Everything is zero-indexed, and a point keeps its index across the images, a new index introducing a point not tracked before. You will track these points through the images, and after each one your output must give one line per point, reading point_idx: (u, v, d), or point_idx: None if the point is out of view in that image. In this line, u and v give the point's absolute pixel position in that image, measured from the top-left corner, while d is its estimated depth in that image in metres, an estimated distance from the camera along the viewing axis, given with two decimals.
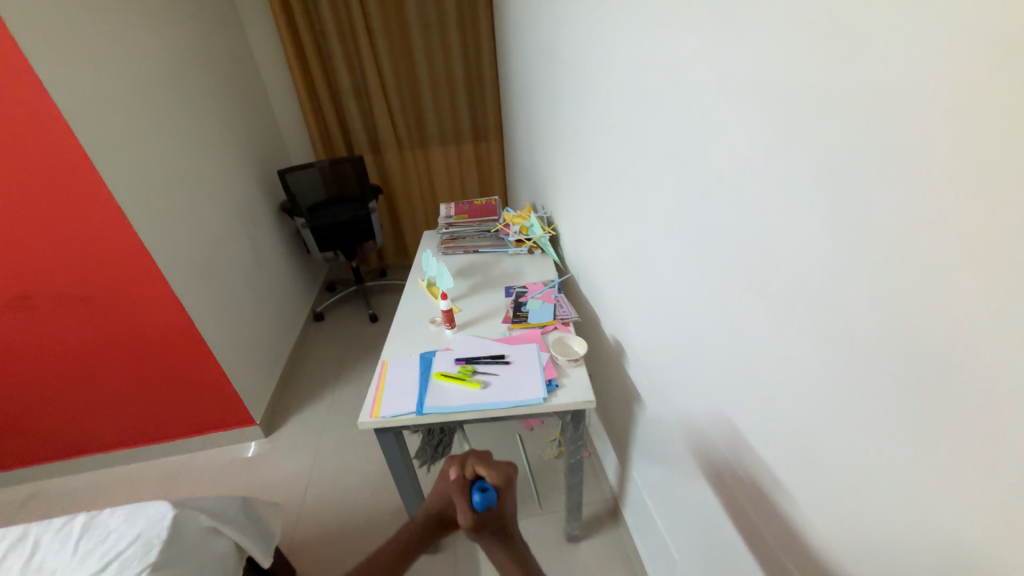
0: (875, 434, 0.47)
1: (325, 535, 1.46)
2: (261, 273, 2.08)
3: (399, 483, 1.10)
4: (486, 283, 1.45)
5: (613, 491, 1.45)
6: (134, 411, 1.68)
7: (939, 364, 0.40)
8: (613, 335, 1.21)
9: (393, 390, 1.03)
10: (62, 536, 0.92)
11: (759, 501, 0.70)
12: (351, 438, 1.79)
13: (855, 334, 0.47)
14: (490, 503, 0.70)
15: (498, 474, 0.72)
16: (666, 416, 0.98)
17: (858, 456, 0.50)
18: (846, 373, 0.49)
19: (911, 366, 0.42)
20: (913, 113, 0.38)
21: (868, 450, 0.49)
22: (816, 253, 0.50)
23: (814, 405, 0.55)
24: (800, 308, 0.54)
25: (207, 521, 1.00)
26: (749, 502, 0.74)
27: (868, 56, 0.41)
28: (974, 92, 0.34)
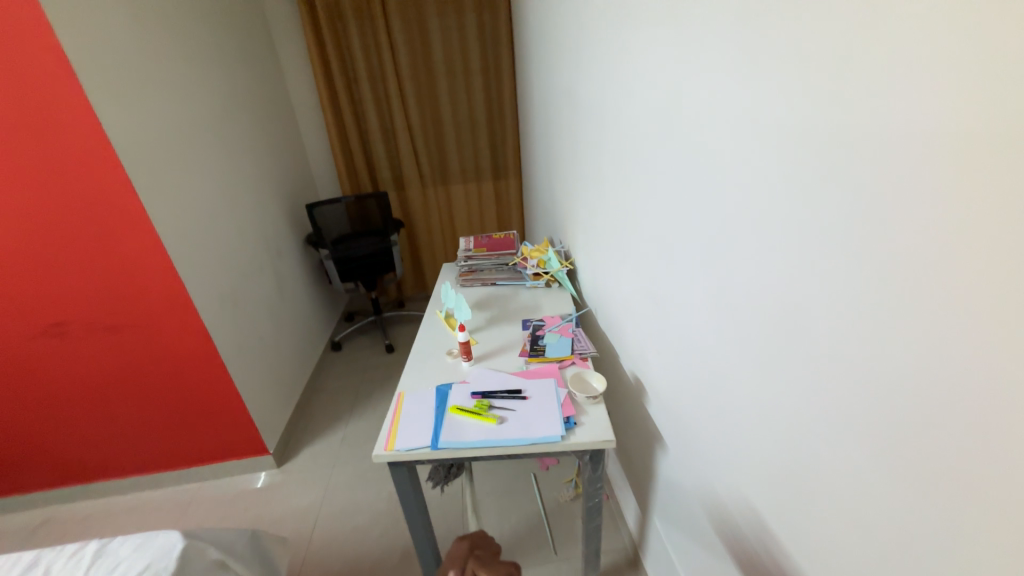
0: (921, 488, 0.44)
1: (332, 575, 1.40)
2: (284, 303, 2.14)
3: (411, 521, 1.07)
4: (503, 316, 1.45)
5: (633, 539, 1.38)
6: (152, 438, 1.69)
7: (986, 416, 0.38)
8: (633, 372, 1.18)
9: (408, 424, 1.01)
10: (73, 563, 0.91)
11: (794, 557, 0.66)
12: (363, 472, 1.76)
13: (891, 380, 0.46)
14: None
15: None
16: (690, 459, 0.94)
17: (904, 511, 0.47)
18: (883, 421, 0.47)
19: (954, 416, 0.40)
20: (937, 160, 0.38)
21: (914, 506, 0.45)
22: (844, 293, 0.50)
23: (849, 454, 0.52)
24: (830, 351, 0.53)
25: (215, 555, 0.97)
26: (782, 557, 0.69)
27: (885, 106, 0.42)
28: (999, 141, 0.34)
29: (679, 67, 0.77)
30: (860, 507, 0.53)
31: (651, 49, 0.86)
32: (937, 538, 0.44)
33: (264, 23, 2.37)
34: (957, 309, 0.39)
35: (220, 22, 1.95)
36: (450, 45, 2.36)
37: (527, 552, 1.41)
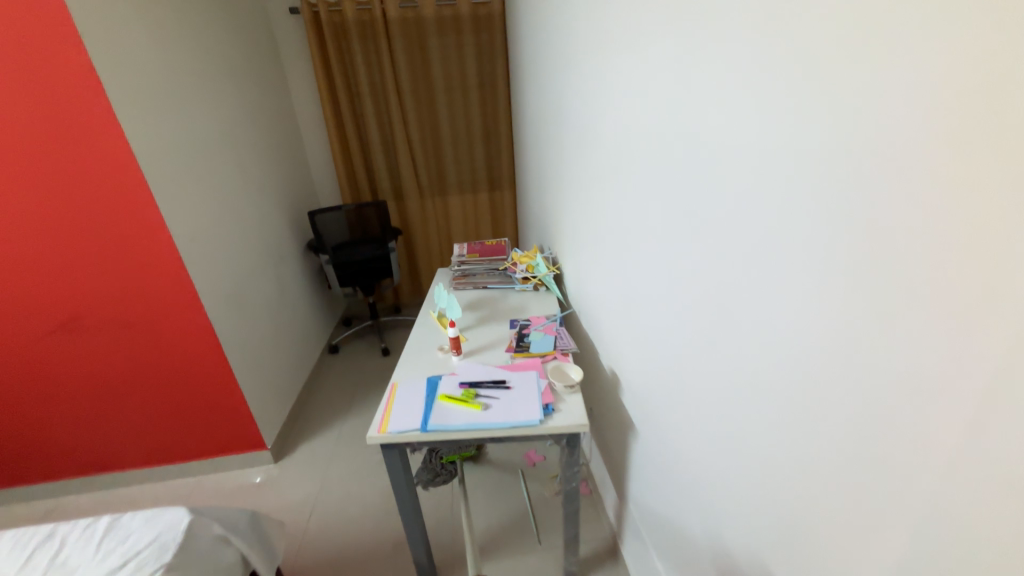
0: (820, 437, 0.53)
1: (325, 562, 1.46)
2: (285, 305, 2.23)
3: (402, 503, 1.14)
4: (492, 316, 1.55)
5: (613, 528, 1.45)
6: (155, 431, 1.76)
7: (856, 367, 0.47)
8: (610, 367, 1.28)
9: (401, 410, 1.10)
10: (87, 534, 0.98)
11: (740, 520, 0.74)
12: (357, 467, 1.83)
13: (795, 348, 0.55)
14: None
15: None
16: (658, 442, 1.02)
17: (813, 461, 0.55)
18: (793, 384, 0.56)
19: (838, 370, 0.49)
20: (812, 165, 0.48)
21: (818, 453, 0.54)
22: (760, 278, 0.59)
23: (769, 417, 0.62)
24: (754, 330, 0.62)
25: (219, 531, 1.05)
26: (729, 523, 0.77)
27: (777, 124, 0.52)
28: (843, 153, 0.44)
29: (640, 90, 0.88)
30: (779, 464, 0.62)
31: (619, 73, 0.98)
32: (836, 477, 0.52)
33: (273, 42, 2.51)
34: (839, 283, 0.47)
35: (233, 41, 2.08)
36: (448, 64, 2.50)
37: (513, 541, 1.48)
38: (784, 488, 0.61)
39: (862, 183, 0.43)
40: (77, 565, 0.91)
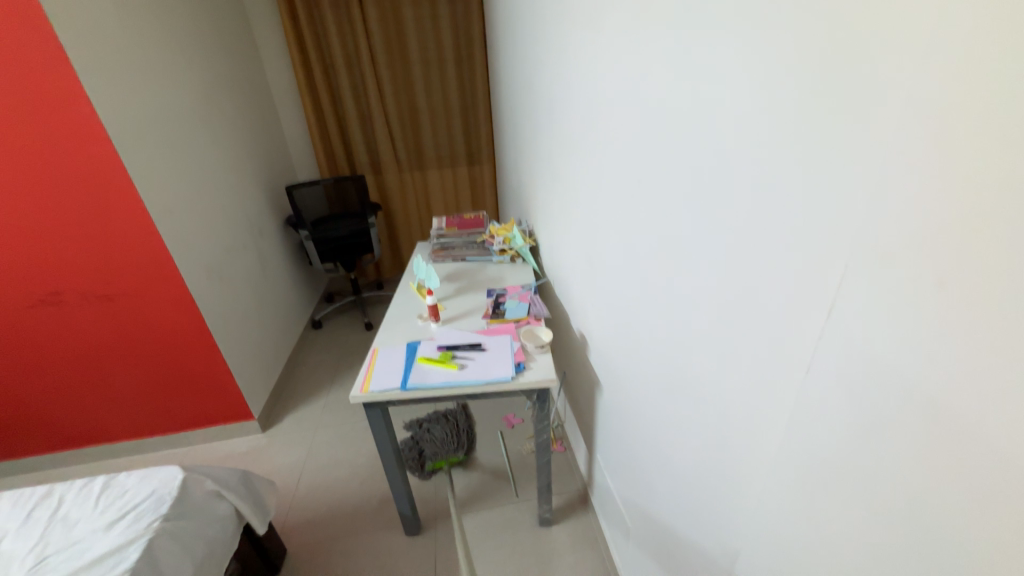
0: (731, 373, 0.62)
1: (315, 518, 1.55)
2: (266, 280, 2.24)
3: (385, 458, 1.22)
4: (470, 286, 1.61)
5: (584, 480, 1.57)
6: (141, 404, 1.80)
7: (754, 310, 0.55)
8: (580, 331, 1.36)
9: (382, 371, 1.17)
10: (85, 492, 1.04)
11: (677, 456, 0.83)
12: (343, 434, 1.91)
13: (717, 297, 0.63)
14: None
15: None
16: (619, 395, 1.12)
17: (729, 396, 0.63)
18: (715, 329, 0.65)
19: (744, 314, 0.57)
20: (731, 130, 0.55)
21: (732, 388, 0.62)
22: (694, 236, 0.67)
23: (700, 360, 0.70)
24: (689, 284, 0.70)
25: (212, 486, 1.12)
26: (670, 459, 0.87)
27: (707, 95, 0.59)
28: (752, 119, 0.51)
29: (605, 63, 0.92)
30: (705, 402, 0.71)
31: (587, 47, 1.02)
32: (741, 408, 0.61)
33: (242, 8, 2.42)
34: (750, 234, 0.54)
35: (200, 7, 2.01)
36: (425, 35, 2.46)
37: (492, 494, 1.59)
38: (707, 421, 0.70)
39: (763, 147, 0.50)
40: (78, 519, 0.97)
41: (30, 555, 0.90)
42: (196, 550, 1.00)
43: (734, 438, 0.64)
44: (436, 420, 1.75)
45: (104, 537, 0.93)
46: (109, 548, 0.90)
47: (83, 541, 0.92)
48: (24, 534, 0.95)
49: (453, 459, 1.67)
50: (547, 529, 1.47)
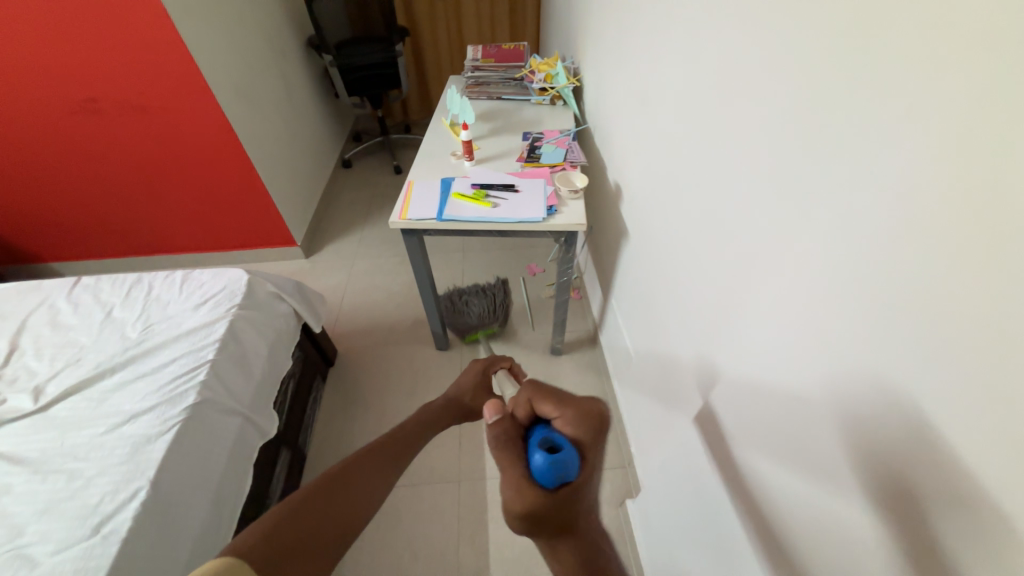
0: (760, 217, 0.64)
1: (359, 330, 1.81)
2: (294, 109, 2.16)
3: (420, 282, 1.35)
4: (505, 127, 1.54)
5: (595, 323, 1.73)
6: (194, 221, 1.95)
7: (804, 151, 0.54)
8: (615, 180, 1.33)
9: (418, 202, 1.21)
10: (169, 281, 1.21)
11: (689, 301, 0.90)
12: (379, 266, 2.08)
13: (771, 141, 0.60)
14: (559, 462, 0.50)
15: (571, 427, 0.56)
16: (645, 244, 1.14)
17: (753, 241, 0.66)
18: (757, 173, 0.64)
19: (795, 157, 0.56)
20: None
21: (759, 232, 0.64)
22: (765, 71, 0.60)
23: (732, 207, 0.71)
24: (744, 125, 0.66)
25: (272, 289, 1.28)
26: (681, 304, 0.95)
27: None
28: None
29: None
30: (727, 247, 0.74)
31: None
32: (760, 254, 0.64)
33: None
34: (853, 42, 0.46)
35: None
36: None
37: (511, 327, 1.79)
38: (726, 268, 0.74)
39: None
40: (168, 301, 1.16)
41: (138, 323, 1.10)
42: (267, 335, 1.20)
43: (746, 286, 0.69)
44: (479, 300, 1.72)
45: (194, 316, 1.11)
46: (200, 323, 1.09)
47: (178, 316, 1.11)
48: (129, 307, 1.14)
49: (475, 337, 1.70)
50: (557, 358, 1.69)
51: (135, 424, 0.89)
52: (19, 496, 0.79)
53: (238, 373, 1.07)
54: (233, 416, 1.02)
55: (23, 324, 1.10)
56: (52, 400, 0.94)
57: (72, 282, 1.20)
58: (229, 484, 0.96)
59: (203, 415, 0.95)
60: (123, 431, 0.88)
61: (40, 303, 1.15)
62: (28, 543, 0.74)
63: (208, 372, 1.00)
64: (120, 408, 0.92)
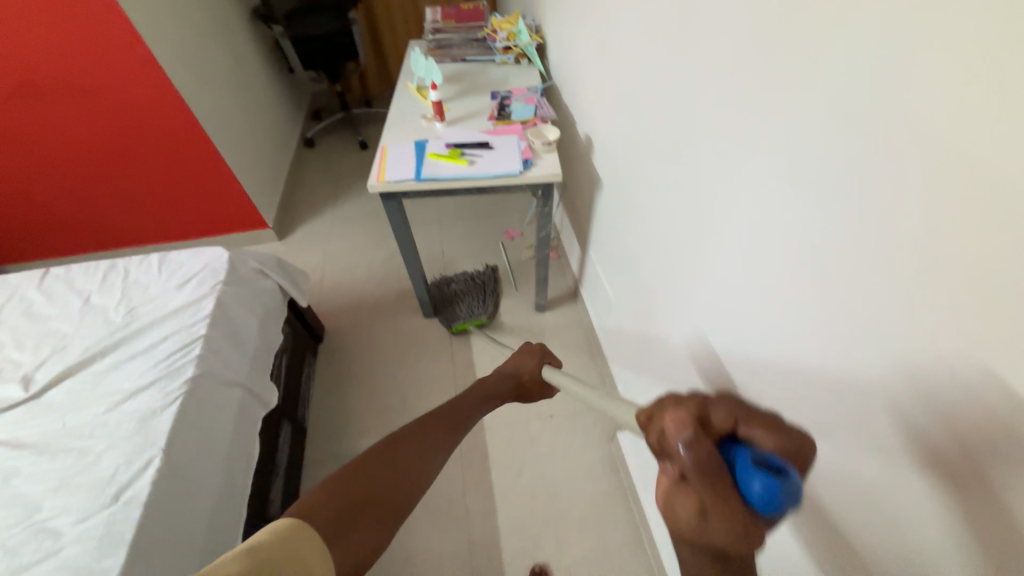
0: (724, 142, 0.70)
1: (344, 305, 1.81)
2: (249, 86, 2.07)
3: (403, 246, 1.37)
4: (473, 89, 1.54)
5: (575, 278, 1.80)
6: (156, 210, 1.87)
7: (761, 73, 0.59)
8: (586, 133, 1.36)
9: (395, 165, 1.22)
10: (145, 264, 1.18)
11: (663, 236, 0.97)
12: (356, 243, 2.06)
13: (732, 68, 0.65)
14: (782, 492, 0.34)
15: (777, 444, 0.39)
16: (619, 190, 1.20)
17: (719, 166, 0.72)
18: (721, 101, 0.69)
19: (754, 80, 0.61)
20: None
21: (724, 157, 0.70)
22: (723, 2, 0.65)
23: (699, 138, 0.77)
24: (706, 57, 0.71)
25: (254, 265, 1.28)
26: (655, 240, 1.01)
27: None
28: None
29: None
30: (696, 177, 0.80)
31: None
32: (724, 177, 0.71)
33: None
34: None
35: None
36: None
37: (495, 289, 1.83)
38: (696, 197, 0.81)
39: None
40: (149, 283, 1.14)
41: (120, 306, 1.08)
42: (256, 309, 1.21)
43: (713, 210, 0.75)
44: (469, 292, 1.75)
45: (179, 295, 1.10)
46: (186, 301, 1.09)
47: (161, 297, 1.10)
48: (107, 292, 1.12)
49: (466, 326, 1.66)
50: (542, 314, 1.75)
51: (137, 401, 0.90)
52: (29, 477, 0.80)
53: (233, 347, 1.08)
54: (233, 387, 1.04)
55: None
56: (44, 387, 0.93)
57: (41, 273, 1.16)
58: (238, 450, 0.99)
59: (205, 387, 0.97)
60: (125, 408, 0.89)
61: (10, 296, 1.12)
62: (49, 517, 0.76)
63: (203, 346, 1.01)
64: (117, 387, 0.93)
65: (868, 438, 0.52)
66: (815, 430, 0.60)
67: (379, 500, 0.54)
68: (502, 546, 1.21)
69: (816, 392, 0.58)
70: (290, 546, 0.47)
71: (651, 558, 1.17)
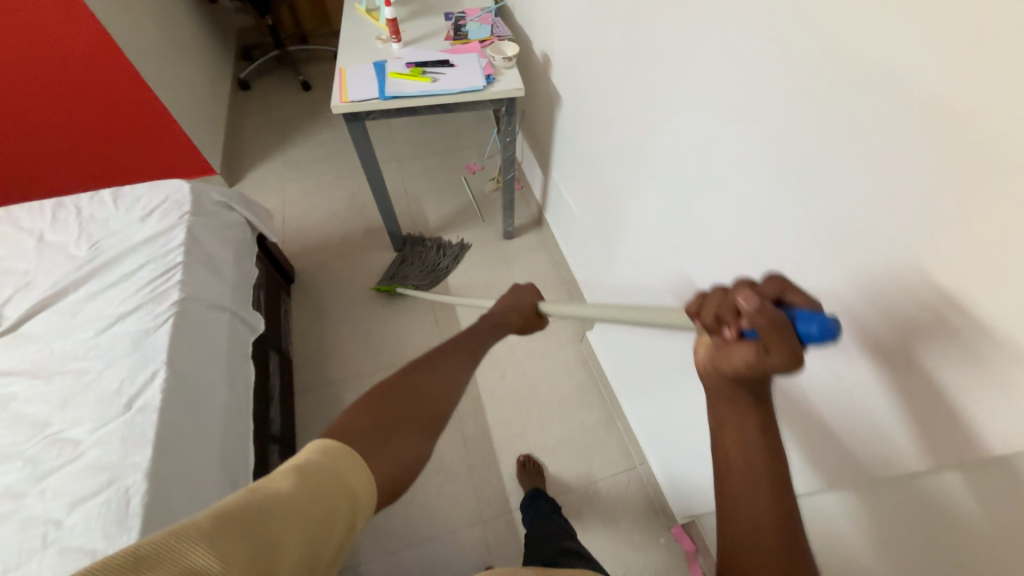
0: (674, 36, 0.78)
1: (312, 247, 1.80)
2: (169, 15, 1.87)
3: (370, 172, 1.38)
4: (425, 10, 1.50)
5: (538, 205, 1.88)
6: (82, 158, 1.70)
7: None
8: (542, 52, 1.39)
9: (356, 85, 1.21)
10: (99, 200, 1.13)
11: (622, 138, 1.06)
12: (314, 186, 2.01)
13: None
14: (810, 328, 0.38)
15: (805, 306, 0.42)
16: (577, 105, 1.26)
17: (670, 56, 0.80)
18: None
19: None
20: None
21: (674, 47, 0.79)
22: None
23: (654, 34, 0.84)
24: None
25: (218, 198, 1.25)
26: (615, 145, 1.10)
27: None
28: None
29: None
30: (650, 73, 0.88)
31: None
32: (676, 66, 0.79)
33: None
34: None
35: None
36: None
37: (462, 221, 1.88)
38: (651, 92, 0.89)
39: None
40: (107, 218, 1.09)
41: (81, 241, 1.04)
42: (227, 241, 1.20)
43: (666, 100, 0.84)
44: (419, 256, 1.75)
45: (144, 227, 1.08)
46: (154, 232, 1.06)
47: (125, 230, 1.07)
48: (61, 229, 1.07)
49: (390, 288, 1.65)
50: (510, 241, 1.83)
51: (126, 324, 0.91)
52: (29, 399, 0.81)
53: (212, 275, 1.09)
54: (221, 311, 1.06)
55: None
56: (19, 321, 0.91)
57: None
58: (237, 367, 1.03)
59: (193, 310, 0.98)
60: (115, 331, 0.90)
61: None
62: (62, 429, 0.78)
63: (183, 273, 1.01)
64: (101, 313, 0.92)
65: (775, 261, 0.66)
66: (735, 270, 0.74)
67: (407, 419, 0.52)
68: (493, 437, 1.35)
69: (740, 237, 0.72)
70: (322, 468, 0.42)
71: (622, 431, 1.36)
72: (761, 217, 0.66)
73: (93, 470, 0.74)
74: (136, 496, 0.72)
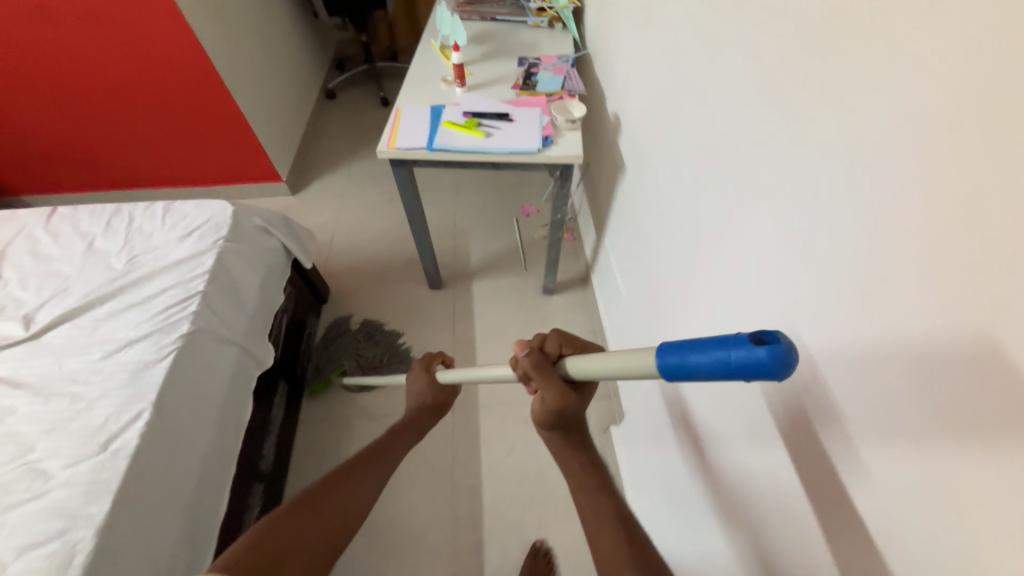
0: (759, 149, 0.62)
1: (352, 268, 1.79)
2: (270, 29, 1.98)
3: (410, 215, 1.32)
4: (500, 52, 1.43)
5: (587, 264, 1.73)
6: (169, 153, 1.83)
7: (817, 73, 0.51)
8: (614, 112, 1.26)
9: (407, 130, 1.15)
10: (151, 212, 1.16)
11: (682, 238, 0.89)
12: (368, 206, 2.01)
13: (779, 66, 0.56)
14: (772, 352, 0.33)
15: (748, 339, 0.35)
16: (640, 180, 1.11)
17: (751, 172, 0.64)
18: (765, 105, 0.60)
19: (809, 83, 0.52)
20: None
21: (757, 164, 0.63)
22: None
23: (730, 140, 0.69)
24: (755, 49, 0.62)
25: (259, 223, 1.25)
26: (673, 241, 0.94)
27: None
28: None
29: None
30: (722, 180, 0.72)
31: None
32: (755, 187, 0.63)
33: None
34: None
35: None
36: None
37: (504, 267, 1.78)
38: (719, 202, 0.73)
39: None
40: (152, 232, 1.12)
41: (123, 253, 1.08)
42: (257, 268, 1.19)
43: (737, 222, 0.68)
44: (363, 342, 1.55)
45: (180, 247, 1.09)
46: (187, 254, 1.07)
47: (164, 248, 1.09)
48: (111, 237, 1.11)
49: (327, 380, 1.44)
50: (549, 297, 1.70)
51: (130, 352, 0.91)
52: (25, 417, 0.82)
53: (232, 305, 1.07)
54: (229, 345, 1.03)
55: (3, 252, 1.08)
56: (44, 328, 0.94)
57: (49, 212, 1.16)
58: (232, 408, 0.99)
59: (200, 344, 0.96)
60: (120, 358, 0.90)
61: (17, 232, 1.12)
62: (41, 458, 0.78)
63: (200, 303, 1.00)
64: (114, 335, 0.93)
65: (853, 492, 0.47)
66: (794, 468, 0.55)
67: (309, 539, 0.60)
68: (483, 522, 1.22)
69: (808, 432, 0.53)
70: None
71: None
72: (843, 428, 0.47)
73: (51, 513, 0.72)
74: (80, 555, 0.69)
